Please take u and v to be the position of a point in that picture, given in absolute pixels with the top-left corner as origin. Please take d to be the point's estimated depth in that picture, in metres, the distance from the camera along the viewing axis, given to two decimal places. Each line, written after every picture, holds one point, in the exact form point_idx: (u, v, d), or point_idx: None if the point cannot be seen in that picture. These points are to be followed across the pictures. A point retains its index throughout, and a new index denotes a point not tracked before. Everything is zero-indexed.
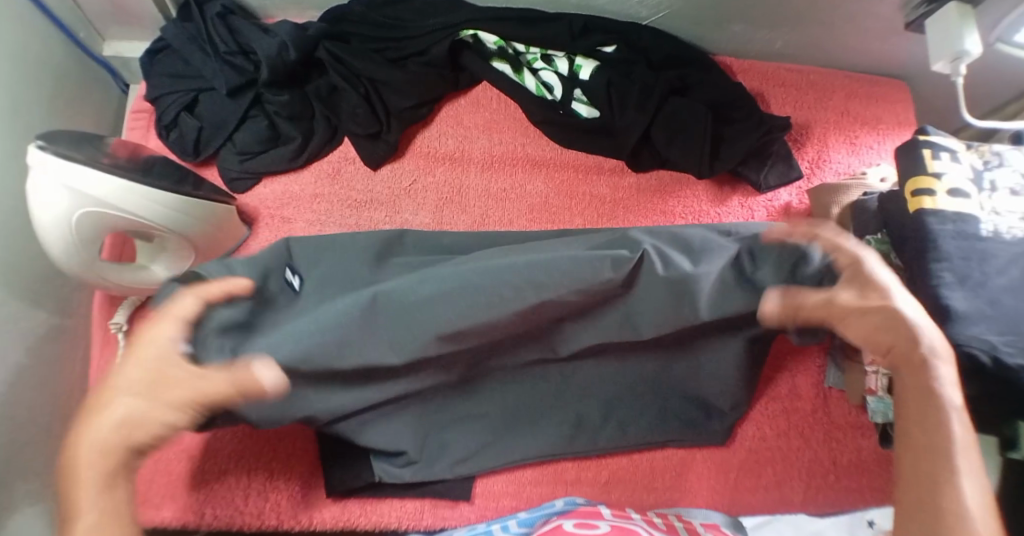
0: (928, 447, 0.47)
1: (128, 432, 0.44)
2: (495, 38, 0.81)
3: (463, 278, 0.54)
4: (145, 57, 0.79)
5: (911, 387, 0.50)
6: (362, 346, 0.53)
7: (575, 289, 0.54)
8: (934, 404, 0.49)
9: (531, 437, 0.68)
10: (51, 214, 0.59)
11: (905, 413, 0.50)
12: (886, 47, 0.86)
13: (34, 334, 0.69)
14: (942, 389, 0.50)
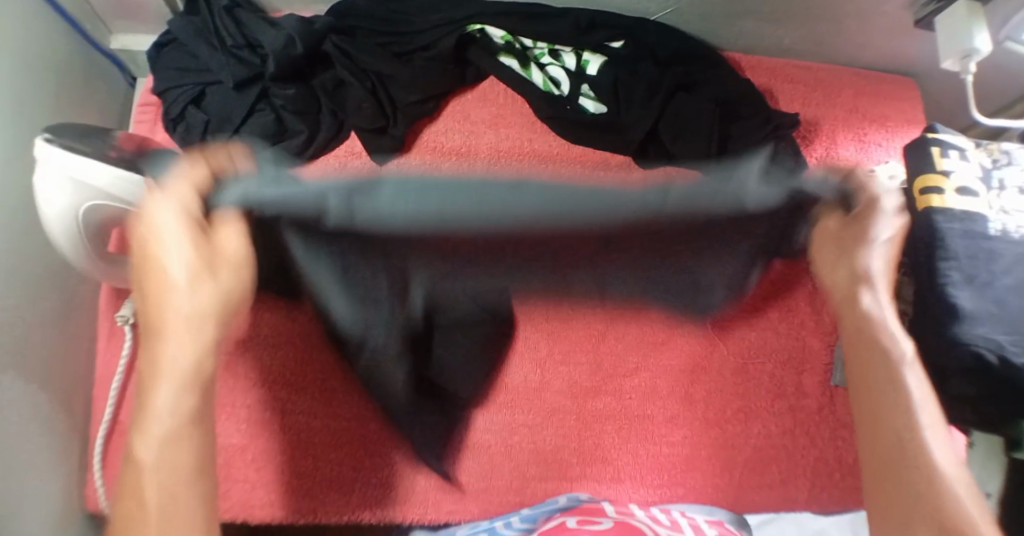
0: (883, 413, 0.48)
1: (187, 375, 0.43)
2: (503, 33, 0.81)
3: (479, 184, 0.43)
4: (152, 51, 0.79)
5: (862, 344, 0.50)
6: (357, 207, 0.43)
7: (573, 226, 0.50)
8: (892, 375, 0.49)
9: None
10: (56, 205, 0.59)
11: (864, 386, 0.50)
12: (895, 45, 0.86)
13: (40, 326, 0.69)
14: (895, 349, 0.50)
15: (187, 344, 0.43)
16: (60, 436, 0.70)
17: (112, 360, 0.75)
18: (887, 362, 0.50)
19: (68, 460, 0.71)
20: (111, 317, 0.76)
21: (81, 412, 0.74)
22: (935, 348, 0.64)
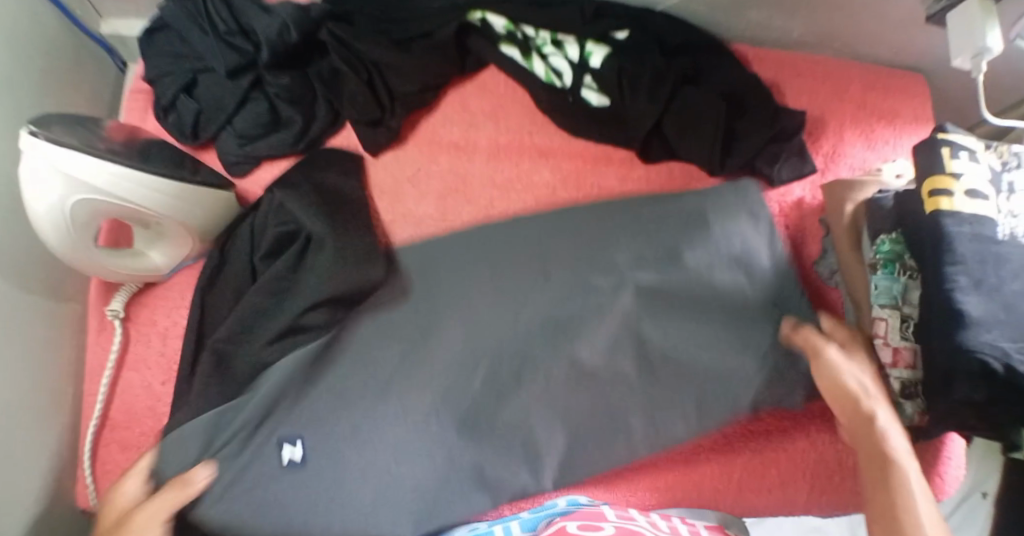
0: (895, 517, 0.52)
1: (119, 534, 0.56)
2: (505, 22, 0.79)
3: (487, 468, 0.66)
4: (142, 36, 0.77)
5: (872, 463, 0.57)
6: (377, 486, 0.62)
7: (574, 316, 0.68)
8: (902, 485, 0.54)
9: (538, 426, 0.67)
10: (46, 199, 0.57)
11: (873, 468, 0.57)
12: (907, 41, 0.83)
13: (30, 321, 0.68)
14: (898, 454, 0.57)
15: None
16: (49, 431, 0.69)
17: (101, 354, 0.73)
18: (890, 463, 0.56)
19: (57, 457, 0.70)
20: (102, 310, 0.74)
21: (70, 407, 0.73)
22: (939, 353, 0.63)
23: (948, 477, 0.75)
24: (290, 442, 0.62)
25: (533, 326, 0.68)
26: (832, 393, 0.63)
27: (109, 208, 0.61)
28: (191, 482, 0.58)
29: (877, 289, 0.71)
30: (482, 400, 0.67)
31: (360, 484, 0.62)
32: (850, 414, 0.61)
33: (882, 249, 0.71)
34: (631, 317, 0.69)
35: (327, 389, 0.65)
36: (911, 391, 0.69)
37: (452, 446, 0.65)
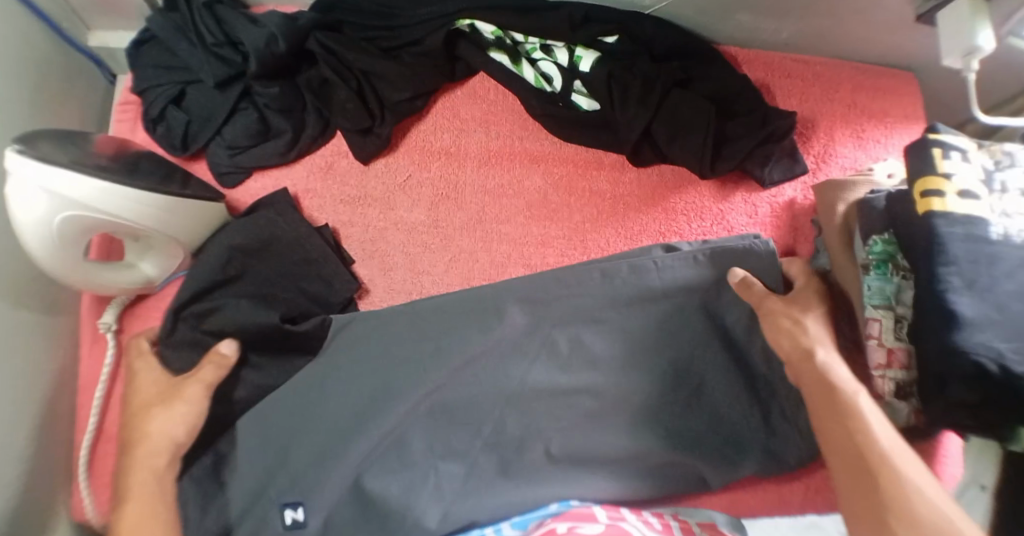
0: (856, 449, 0.55)
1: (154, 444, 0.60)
2: (493, 28, 0.78)
3: (469, 487, 0.69)
4: (130, 49, 0.76)
5: (824, 404, 0.59)
6: (368, 480, 0.67)
7: (585, 319, 0.71)
8: (857, 420, 0.56)
9: (536, 415, 0.70)
10: (32, 217, 0.57)
11: (823, 406, 0.59)
12: (898, 41, 0.82)
13: (24, 337, 0.68)
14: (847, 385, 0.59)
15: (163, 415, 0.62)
16: (46, 448, 0.69)
17: (96, 367, 0.74)
18: (843, 396, 0.58)
19: (56, 469, 0.71)
20: (96, 324, 0.75)
21: (66, 421, 0.73)
22: (932, 354, 0.63)
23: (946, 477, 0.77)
24: (294, 502, 0.66)
25: (550, 327, 0.71)
26: (775, 341, 0.65)
27: (95, 224, 0.60)
28: (217, 352, 0.66)
29: (869, 290, 0.71)
30: (492, 407, 0.70)
31: (353, 470, 0.67)
32: (794, 353, 0.63)
33: (874, 250, 0.71)
34: (631, 330, 0.71)
35: (342, 408, 0.68)
36: (906, 391, 0.70)
37: (441, 455, 0.69)
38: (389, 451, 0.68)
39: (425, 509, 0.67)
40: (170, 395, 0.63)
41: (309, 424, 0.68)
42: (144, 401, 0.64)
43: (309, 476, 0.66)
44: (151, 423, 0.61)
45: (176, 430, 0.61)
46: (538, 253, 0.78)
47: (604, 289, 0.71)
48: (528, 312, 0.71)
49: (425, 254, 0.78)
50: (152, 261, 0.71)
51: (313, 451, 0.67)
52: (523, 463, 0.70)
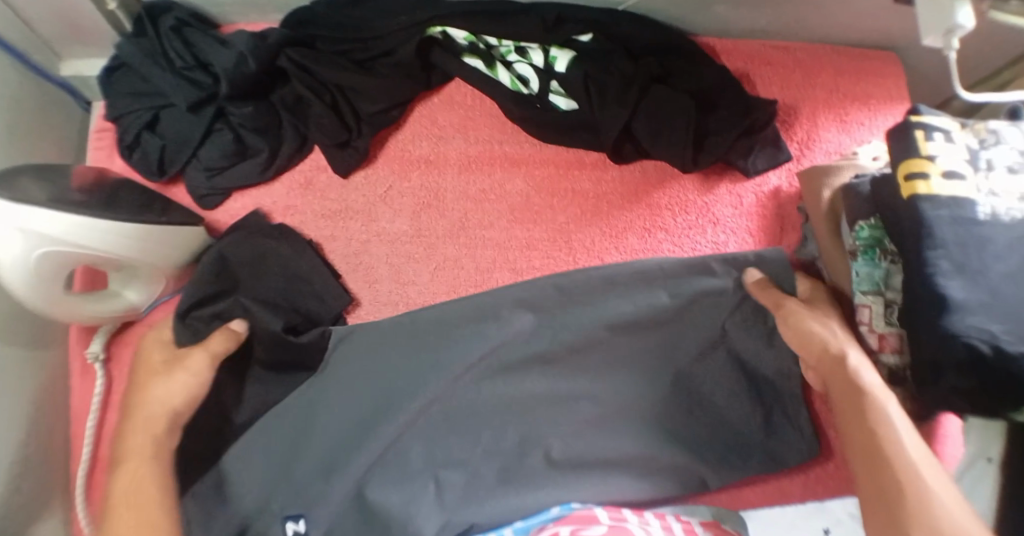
0: (878, 449, 0.53)
1: (155, 411, 0.59)
2: (465, 33, 0.78)
3: (472, 492, 0.69)
4: (101, 76, 0.76)
5: (849, 408, 0.57)
6: (372, 488, 0.67)
7: (593, 326, 0.71)
8: (884, 426, 0.54)
9: (537, 416, 0.71)
10: (8, 257, 0.57)
11: (850, 411, 0.57)
12: (876, 21, 0.81)
13: (12, 373, 0.68)
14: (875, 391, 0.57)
15: (167, 381, 0.61)
16: (40, 481, 0.69)
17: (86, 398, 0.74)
18: (868, 402, 0.57)
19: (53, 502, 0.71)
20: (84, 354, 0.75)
21: (61, 454, 0.73)
22: (924, 340, 0.62)
23: (947, 458, 0.76)
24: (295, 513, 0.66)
25: (557, 333, 0.71)
26: (803, 349, 0.64)
27: (74, 257, 0.60)
28: (231, 330, 0.67)
29: (858, 276, 0.70)
30: (498, 414, 0.70)
31: (355, 481, 0.67)
32: (824, 357, 0.62)
33: (861, 236, 0.70)
34: (634, 329, 0.71)
35: (350, 414, 0.68)
36: (899, 376, 0.70)
37: (446, 464, 0.69)
38: (394, 458, 0.68)
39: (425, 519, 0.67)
40: (173, 364, 0.63)
41: (312, 436, 0.68)
42: (152, 369, 0.63)
43: (309, 487, 0.67)
44: (152, 388, 0.61)
45: (178, 394, 0.61)
46: (524, 257, 0.77)
47: (610, 291, 0.71)
48: (532, 317, 0.71)
49: (409, 265, 0.77)
50: (135, 288, 0.71)
51: (316, 462, 0.67)
52: (525, 468, 0.70)
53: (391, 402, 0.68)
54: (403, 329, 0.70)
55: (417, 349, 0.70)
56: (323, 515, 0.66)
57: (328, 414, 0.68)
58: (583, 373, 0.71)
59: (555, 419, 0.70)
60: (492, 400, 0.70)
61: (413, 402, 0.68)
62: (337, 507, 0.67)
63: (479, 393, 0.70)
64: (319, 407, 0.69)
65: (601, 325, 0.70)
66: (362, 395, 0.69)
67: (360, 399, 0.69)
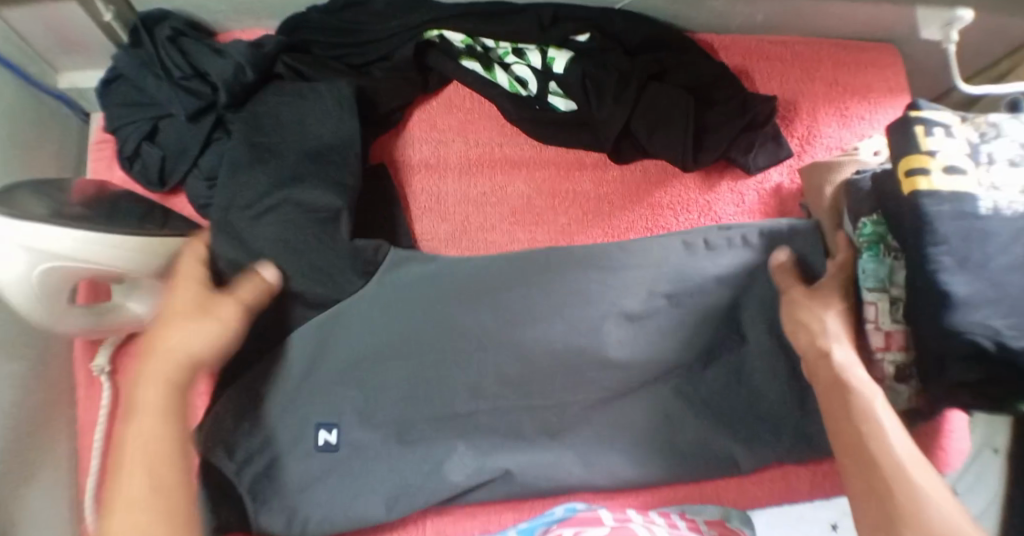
0: (861, 443, 0.54)
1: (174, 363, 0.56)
2: (462, 36, 0.78)
3: (505, 436, 0.73)
4: (99, 87, 0.76)
5: (835, 401, 0.59)
6: (414, 431, 0.71)
7: (639, 279, 0.74)
8: (870, 424, 0.55)
9: (577, 371, 0.73)
10: (11, 274, 0.57)
11: (835, 405, 0.59)
12: (874, 15, 0.81)
13: (17, 389, 0.68)
14: (863, 388, 0.59)
15: (202, 331, 0.59)
16: (48, 496, 0.70)
17: (92, 410, 0.74)
18: (853, 396, 0.58)
19: (63, 516, 0.71)
20: (89, 366, 0.75)
21: (69, 467, 0.73)
22: (928, 337, 0.62)
23: (952, 452, 0.76)
24: (328, 424, 0.70)
25: (609, 285, 0.73)
26: (795, 335, 0.66)
27: (77, 271, 0.61)
28: (264, 280, 0.67)
29: (864, 273, 0.70)
30: (546, 367, 0.72)
31: (402, 425, 0.71)
32: (809, 343, 0.64)
33: (864, 233, 0.70)
34: (679, 283, 0.74)
35: (410, 369, 0.72)
36: (906, 373, 0.69)
37: (485, 410, 0.72)
38: (434, 406, 0.72)
39: (459, 464, 0.71)
40: (202, 310, 0.60)
41: (360, 390, 0.71)
42: (183, 306, 0.60)
43: (361, 423, 0.71)
44: (170, 335, 0.57)
45: (206, 343, 0.59)
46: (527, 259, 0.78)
47: (647, 245, 0.75)
48: (583, 271, 0.74)
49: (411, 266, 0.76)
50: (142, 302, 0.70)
51: (365, 412, 0.71)
52: (550, 432, 0.73)
53: (442, 348, 0.72)
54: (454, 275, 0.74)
55: (474, 299, 0.73)
56: (367, 454, 0.70)
57: (385, 366, 0.72)
58: (627, 331, 0.73)
59: (587, 378, 0.73)
60: (542, 357, 0.72)
61: (463, 350, 0.72)
62: (385, 445, 0.71)
63: (530, 346, 0.72)
64: (379, 354, 0.72)
65: (652, 278, 0.74)
66: (421, 342, 0.72)
67: (412, 350, 0.72)
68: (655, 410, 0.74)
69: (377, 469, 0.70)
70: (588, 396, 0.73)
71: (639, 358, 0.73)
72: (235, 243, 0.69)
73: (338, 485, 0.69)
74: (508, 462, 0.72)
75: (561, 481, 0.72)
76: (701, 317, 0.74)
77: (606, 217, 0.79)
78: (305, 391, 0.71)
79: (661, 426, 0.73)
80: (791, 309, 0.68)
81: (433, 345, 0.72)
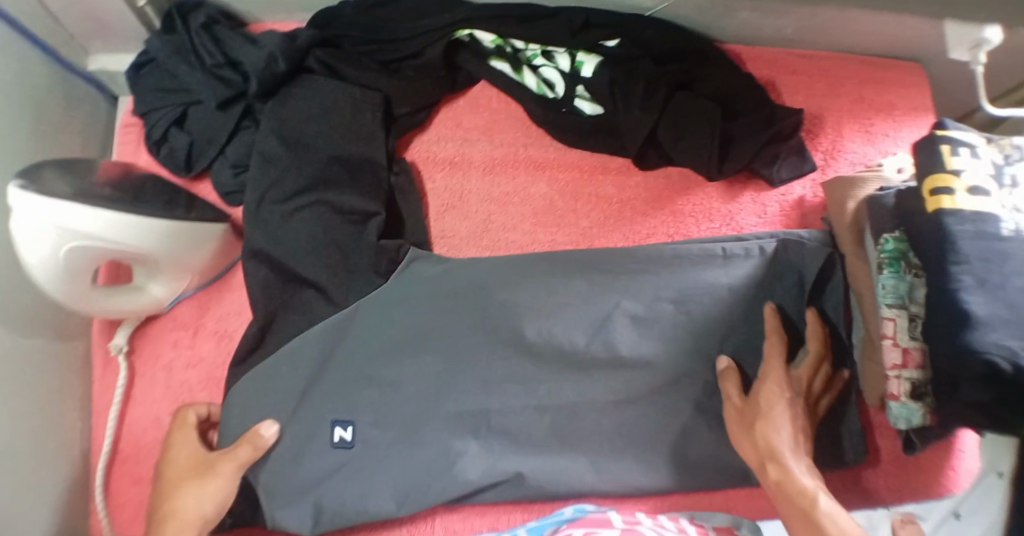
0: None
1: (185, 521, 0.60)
2: (493, 37, 0.78)
3: (519, 436, 0.73)
4: (130, 72, 0.76)
5: (790, 505, 0.60)
6: (428, 428, 0.71)
7: (659, 286, 0.74)
8: (828, 522, 0.57)
9: (593, 375, 0.73)
10: (37, 251, 0.57)
11: (789, 507, 0.61)
12: (904, 33, 0.81)
13: (35, 367, 0.68)
14: (810, 488, 0.60)
15: (198, 491, 0.62)
16: (58, 475, 0.70)
17: (107, 391, 0.74)
18: (806, 500, 0.60)
19: (74, 495, 0.72)
20: (106, 346, 0.75)
21: (81, 447, 0.74)
22: (943, 356, 0.62)
23: (961, 471, 0.76)
24: (344, 422, 0.70)
25: (629, 292, 0.74)
26: (742, 443, 0.67)
27: (102, 253, 0.61)
28: (257, 437, 0.65)
29: (883, 289, 0.70)
30: (563, 369, 0.73)
31: (416, 421, 0.71)
32: (756, 437, 0.65)
33: (886, 248, 0.70)
34: (698, 293, 0.74)
35: (430, 366, 0.72)
36: (920, 391, 0.69)
37: (500, 410, 0.72)
38: (451, 403, 0.72)
39: (473, 463, 0.71)
40: (200, 473, 0.63)
41: (377, 384, 0.71)
42: (181, 471, 0.63)
43: (377, 412, 0.71)
44: (174, 496, 0.61)
45: (204, 506, 0.61)
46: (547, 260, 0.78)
47: (669, 253, 0.75)
48: (605, 275, 0.75)
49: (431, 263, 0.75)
50: (159, 284, 0.71)
51: (384, 408, 0.71)
52: (564, 434, 0.73)
53: (462, 346, 0.73)
54: (478, 276, 0.74)
55: (497, 299, 0.73)
56: (381, 450, 0.70)
57: (404, 362, 0.72)
58: (645, 337, 0.74)
59: (602, 382, 0.73)
60: (559, 358, 0.73)
61: (483, 349, 0.73)
62: (400, 442, 0.71)
63: (548, 348, 0.73)
64: (402, 349, 0.72)
65: (673, 286, 0.74)
66: (441, 338, 0.73)
67: (433, 346, 0.72)
68: (668, 418, 0.74)
69: (390, 465, 0.70)
70: (603, 402, 0.73)
71: (655, 363, 0.73)
72: (270, 244, 0.72)
73: (349, 478, 0.69)
74: (519, 463, 0.72)
75: (570, 485, 0.72)
76: (717, 325, 0.74)
77: (627, 221, 0.79)
78: (324, 382, 0.71)
79: (672, 433, 0.73)
80: (741, 429, 0.68)
81: (453, 343, 0.73)
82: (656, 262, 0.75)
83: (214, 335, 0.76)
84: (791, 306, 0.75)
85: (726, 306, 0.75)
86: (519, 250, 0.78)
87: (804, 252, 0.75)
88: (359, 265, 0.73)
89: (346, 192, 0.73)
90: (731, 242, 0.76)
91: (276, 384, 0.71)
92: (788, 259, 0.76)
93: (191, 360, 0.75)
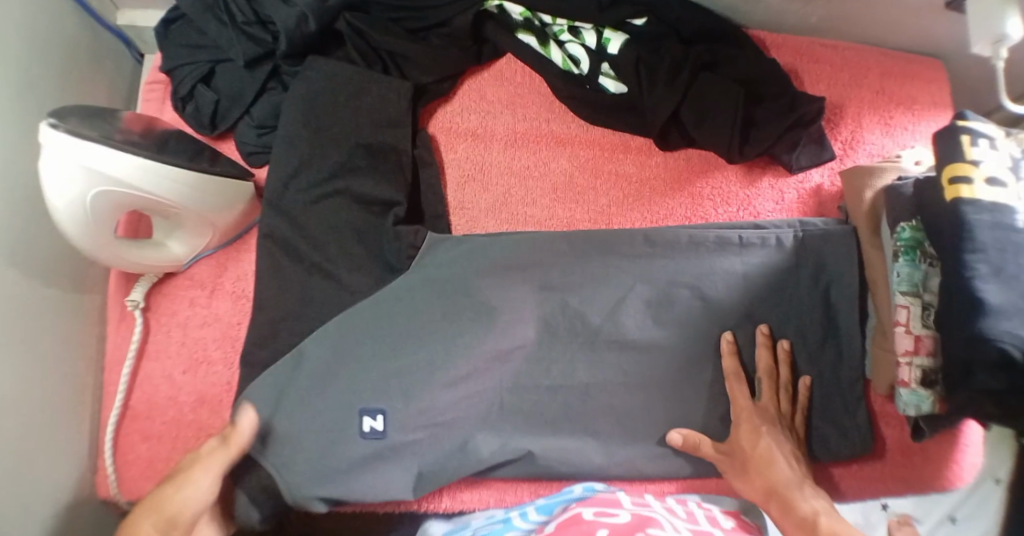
0: None
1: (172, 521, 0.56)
2: (522, 9, 0.80)
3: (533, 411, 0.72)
4: (159, 27, 0.76)
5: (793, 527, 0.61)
6: (454, 411, 0.69)
7: (677, 272, 0.74)
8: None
9: (609, 353, 0.73)
10: (65, 193, 0.57)
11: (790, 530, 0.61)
12: (927, 26, 0.81)
13: (52, 315, 0.68)
14: (812, 508, 0.61)
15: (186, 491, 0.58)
16: (70, 425, 0.70)
17: (122, 345, 0.74)
18: (806, 517, 0.61)
19: (83, 448, 0.71)
20: (122, 302, 0.75)
21: (93, 400, 0.74)
22: (956, 343, 0.62)
23: (965, 466, 0.77)
24: (373, 410, 0.67)
25: (649, 277, 0.74)
26: (745, 483, 0.67)
27: (128, 200, 0.61)
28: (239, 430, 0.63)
29: (898, 276, 0.71)
30: (576, 344, 0.73)
31: (445, 405, 0.69)
32: (757, 470, 0.67)
33: (902, 237, 0.71)
34: (713, 274, 0.74)
35: (458, 346, 0.70)
36: (930, 378, 0.69)
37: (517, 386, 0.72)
38: (469, 379, 0.70)
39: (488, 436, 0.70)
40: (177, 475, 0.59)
41: (414, 365, 0.69)
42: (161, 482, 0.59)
43: (402, 399, 0.68)
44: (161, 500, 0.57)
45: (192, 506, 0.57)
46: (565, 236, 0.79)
47: (691, 236, 0.75)
48: (624, 256, 0.74)
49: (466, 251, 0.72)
50: (183, 239, 0.71)
51: (415, 396, 0.68)
52: (576, 411, 0.73)
53: (494, 325, 0.71)
54: (510, 256, 0.72)
55: (522, 276, 0.72)
56: (406, 436, 0.68)
57: (439, 347, 0.69)
58: (662, 317, 0.74)
59: (615, 360, 0.73)
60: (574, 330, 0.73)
61: (514, 328, 0.71)
62: (432, 431, 0.69)
63: (570, 324, 0.73)
64: (433, 334, 0.70)
65: (692, 269, 0.74)
66: (479, 322, 0.71)
67: (472, 333, 0.70)
68: (680, 397, 0.74)
69: (406, 446, 0.68)
70: (617, 378, 0.73)
71: (669, 341, 0.74)
72: (287, 224, 0.72)
73: (368, 459, 0.67)
74: (530, 435, 0.72)
75: (580, 460, 0.72)
76: (732, 306, 0.74)
77: (650, 203, 0.80)
78: (348, 358, 0.68)
79: (683, 412, 0.73)
80: (736, 471, 0.68)
81: (484, 324, 0.70)
82: (679, 258, 0.74)
83: (230, 294, 0.76)
84: (806, 292, 0.76)
85: (742, 289, 0.75)
86: (539, 226, 0.79)
87: (821, 236, 0.76)
88: (376, 233, 0.73)
89: (366, 172, 0.74)
90: (745, 226, 0.76)
91: (300, 361, 0.68)
92: (804, 244, 0.76)
93: (207, 319, 0.75)
